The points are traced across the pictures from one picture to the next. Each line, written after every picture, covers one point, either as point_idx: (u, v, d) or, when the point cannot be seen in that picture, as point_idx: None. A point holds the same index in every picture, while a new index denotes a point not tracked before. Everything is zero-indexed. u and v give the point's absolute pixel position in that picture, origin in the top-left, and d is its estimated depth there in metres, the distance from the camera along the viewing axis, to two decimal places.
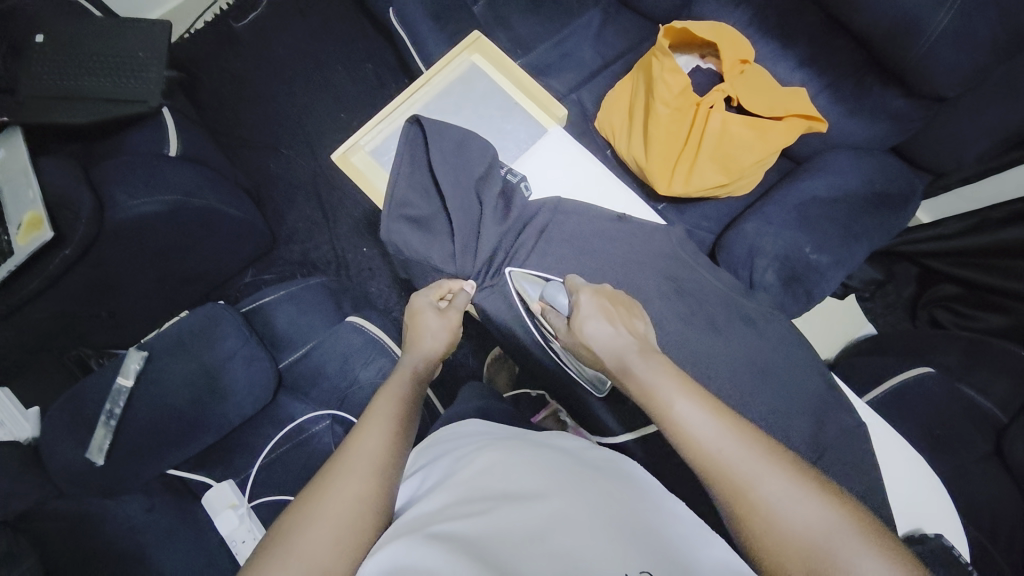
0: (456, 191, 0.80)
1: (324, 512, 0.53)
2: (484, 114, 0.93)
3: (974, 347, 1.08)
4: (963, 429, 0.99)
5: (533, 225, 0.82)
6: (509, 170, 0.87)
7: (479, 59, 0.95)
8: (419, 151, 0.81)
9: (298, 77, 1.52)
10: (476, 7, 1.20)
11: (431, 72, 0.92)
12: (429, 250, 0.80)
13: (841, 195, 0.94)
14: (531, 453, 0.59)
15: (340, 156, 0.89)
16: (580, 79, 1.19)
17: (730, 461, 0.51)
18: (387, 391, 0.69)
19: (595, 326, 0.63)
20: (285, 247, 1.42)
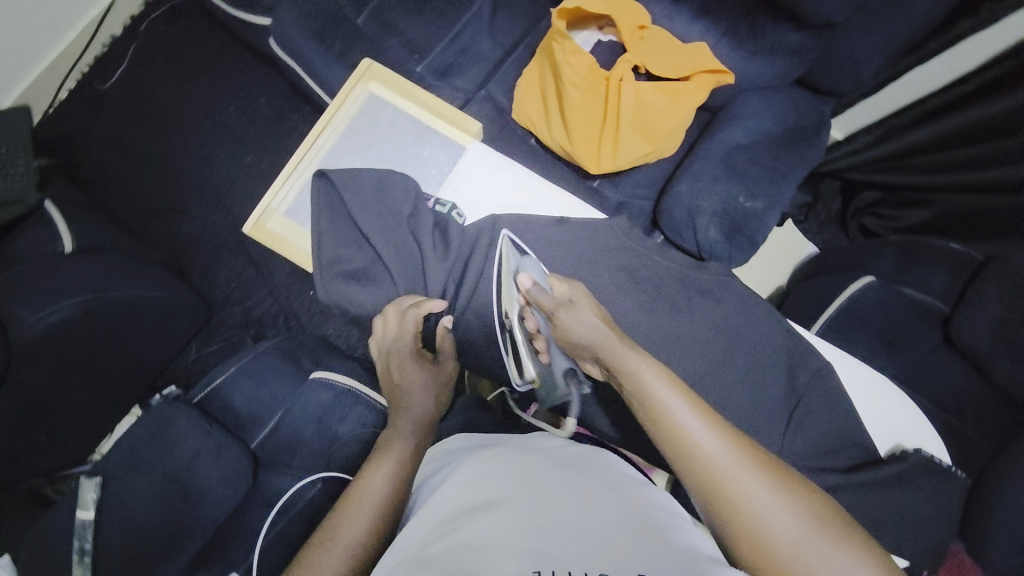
0: (387, 237, 0.78)
1: None
2: (397, 143, 0.88)
3: (907, 247, 1.14)
4: (909, 325, 1.08)
5: (476, 251, 0.78)
6: (438, 199, 0.83)
7: (377, 87, 0.90)
8: (336, 202, 0.79)
9: (189, 127, 1.41)
10: (361, 19, 1.14)
11: (329, 113, 0.87)
12: (372, 302, 0.78)
13: (760, 138, 0.97)
14: (510, 454, 0.57)
15: (254, 226, 0.84)
16: (486, 72, 1.15)
17: (716, 459, 0.52)
18: (379, 466, 0.63)
19: (581, 320, 0.62)
20: (224, 311, 1.33)
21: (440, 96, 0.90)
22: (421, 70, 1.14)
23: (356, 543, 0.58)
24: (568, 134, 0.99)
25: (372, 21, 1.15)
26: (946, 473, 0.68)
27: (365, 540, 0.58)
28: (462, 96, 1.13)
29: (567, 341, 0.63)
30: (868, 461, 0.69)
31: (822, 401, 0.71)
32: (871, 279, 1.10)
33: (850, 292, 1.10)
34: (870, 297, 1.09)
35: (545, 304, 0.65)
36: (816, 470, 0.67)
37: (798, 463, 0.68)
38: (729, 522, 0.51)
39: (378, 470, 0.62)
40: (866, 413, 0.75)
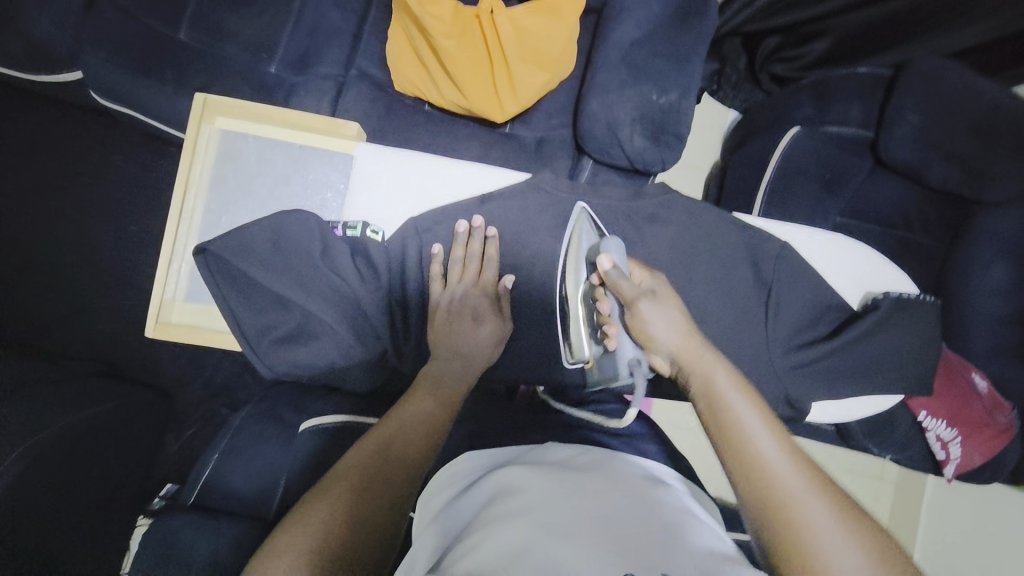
0: (307, 287, 0.70)
1: (299, 525, 0.52)
2: (277, 176, 0.78)
3: (821, 84, 1.13)
4: (843, 160, 1.10)
5: (406, 263, 0.73)
6: (345, 223, 0.73)
7: (226, 122, 0.78)
8: (234, 272, 0.70)
9: (52, 219, 1.22)
10: (183, 34, 0.98)
11: (187, 172, 0.76)
12: (321, 355, 0.72)
13: (653, 26, 0.91)
14: (527, 468, 0.56)
15: (163, 327, 0.75)
16: (348, 48, 1.02)
17: (784, 478, 0.51)
18: (404, 418, 0.62)
19: (664, 313, 0.62)
20: (183, 395, 1.23)
21: (300, 109, 0.79)
22: (276, 69, 0.99)
23: (390, 464, 0.57)
24: (459, 90, 0.91)
25: (197, 31, 0.98)
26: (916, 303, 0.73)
27: (401, 464, 0.58)
28: (333, 82, 1.00)
29: (643, 335, 0.63)
30: (845, 319, 0.73)
31: (788, 278, 0.72)
32: (797, 129, 1.10)
33: (783, 148, 1.10)
34: (803, 146, 1.09)
35: (622, 292, 0.63)
36: (803, 345, 0.72)
37: (786, 344, 0.72)
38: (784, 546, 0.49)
39: (404, 421, 0.62)
40: (830, 276, 0.75)
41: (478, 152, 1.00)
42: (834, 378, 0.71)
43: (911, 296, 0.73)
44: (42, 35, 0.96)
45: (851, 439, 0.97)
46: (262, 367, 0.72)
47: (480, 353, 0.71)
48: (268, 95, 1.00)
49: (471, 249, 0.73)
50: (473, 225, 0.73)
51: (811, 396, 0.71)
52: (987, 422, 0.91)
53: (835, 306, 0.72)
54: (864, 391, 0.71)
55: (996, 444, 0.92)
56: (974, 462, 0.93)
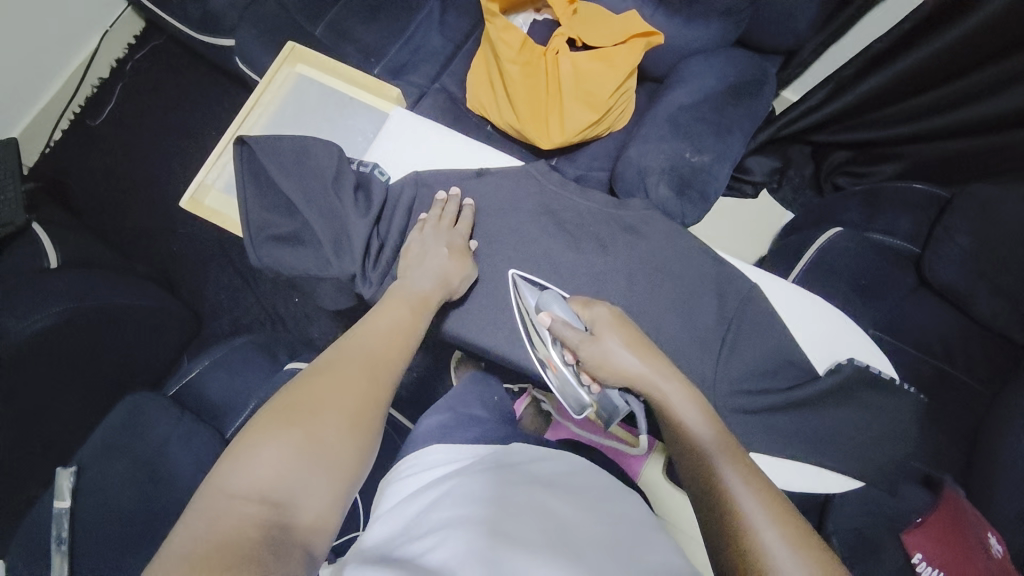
0: (310, 200, 0.77)
1: (330, 398, 0.56)
2: (326, 120, 0.91)
3: (872, 194, 1.13)
4: (882, 270, 1.06)
5: (398, 206, 0.79)
6: (358, 161, 0.81)
7: (304, 68, 0.93)
8: (260, 169, 0.79)
9: (174, 151, 1.48)
10: (317, 30, 1.21)
11: (257, 94, 0.90)
12: (298, 260, 0.77)
13: (702, 97, 0.99)
14: (490, 472, 0.58)
15: (191, 202, 0.87)
16: (438, 67, 1.19)
17: (749, 513, 0.49)
18: (398, 303, 0.69)
19: (615, 350, 0.64)
20: (212, 321, 1.37)
21: (362, 71, 0.93)
22: (377, 71, 1.19)
23: (370, 359, 0.62)
24: (514, 111, 1.02)
25: (328, 32, 1.20)
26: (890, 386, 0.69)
27: (380, 360, 0.62)
28: (417, 91, 1.17)
29: (608, 369, 0.65)
30: (807, 378, 0.71)
31: (753, 320, 0.73)
32: (836, 231, 1.08)
33: (816, 246, 1.08)
34: (840, 246, 1.07)
35: (567, 339, 0.67)
36: (756, 391, 0.70)
37: (735, 385, 0.71)
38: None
39: (399, 311, 0.68)
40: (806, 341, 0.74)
41: None
42: (776, 438, 0.69)
43: (887, 378, 0.69)
44: (218, 10, 1.23)
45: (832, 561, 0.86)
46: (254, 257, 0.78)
47: (444, 291, 0.73)
48: None
49: (447, 212, 0.77)
50: (451, 193, 0.78)
51: (754, 448, 0.69)
52: None
53: (799, 371, 0.71)
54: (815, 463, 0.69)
55: None
56: None
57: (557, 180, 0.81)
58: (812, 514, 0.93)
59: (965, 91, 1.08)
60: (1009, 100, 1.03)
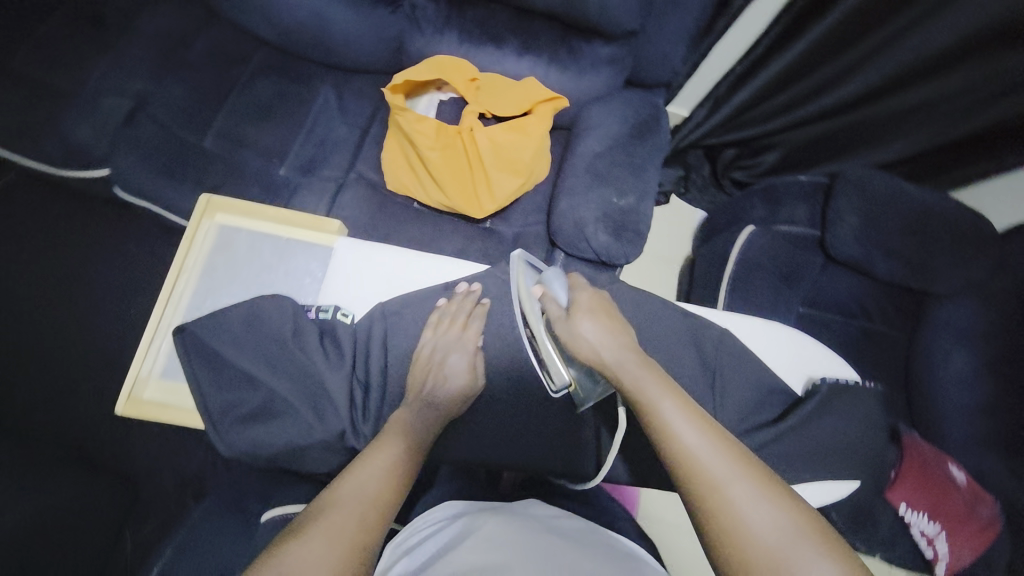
0: (275, 366, 0.73)
1: (326, 527, 0.54)
2: (263, 267, 0.84)
3: (770, 191, 1.26)
4: (796, 255, 1.20)
5: (372, 346, 0.76)
6: (318, 307, 0.77)
7: (224, 217, 0.86)
8: (209, 351, 0.73)
9: (57, 299, 1.29)
10: (207, 142, 1.14)
11: (179, 260, 0.82)
12: (276, 436, 0.71)
13: (612, 142, 1.05)
14: (503, 535, 0.59)
15: (128, 403, 0.76)
16: (349, 155, 1.16)
17: (694, 450, 0.55)
18: (397, 428, 0.67)
19: (586, 325, 0.65)
20: (152, 480, 1.20)
21: (291, 208, 0.88)
22: (285, 171, 1.14)
23: (365, 504, 0.58)
24: (443, 192, 1.03)
25: (220, 139, 1.15)
26: (852, 388, 0.78)
27: (373, 504, 0.58)
28: (333, 183, 1.13)
29: (573, 350, 0.66)
30: (794, 402, 0.77)
31: (731, 361, 0.77)
32: (752, 229, 1.20)
33: (739, 246, 1.20)
34: (757, 244, 1.19)
35: (551, 314, 0.69)
36: (754, 428, 0.75)
37: (737, 426, 0.75)
38: (727, 550, 0.51)
39: (400, 440, 0.65)
40: (772, 360, 0.81)
41: (460, 245, 1.09)
42: (785, 463, 0.73)
43: (848, 382, 0.79)
44: (81, 142, 1.10)
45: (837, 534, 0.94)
46: (221, 447, 0.72)
47: (450, 406, 0.72)
48: (275, 193, 1.12)
49: (462, 306, 0.77)
50: (470, 285, 0.79)
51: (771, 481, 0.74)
52: (969, 516, 0.89)
53: (780, 398, 0.77)
54: (813, 478, 0.73)
55: (982, 540, 0.89)
56: (962, 560, 0.90)
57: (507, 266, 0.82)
58: None
59: (819, 84, 1.23)
60: (861, 82, 1.19)
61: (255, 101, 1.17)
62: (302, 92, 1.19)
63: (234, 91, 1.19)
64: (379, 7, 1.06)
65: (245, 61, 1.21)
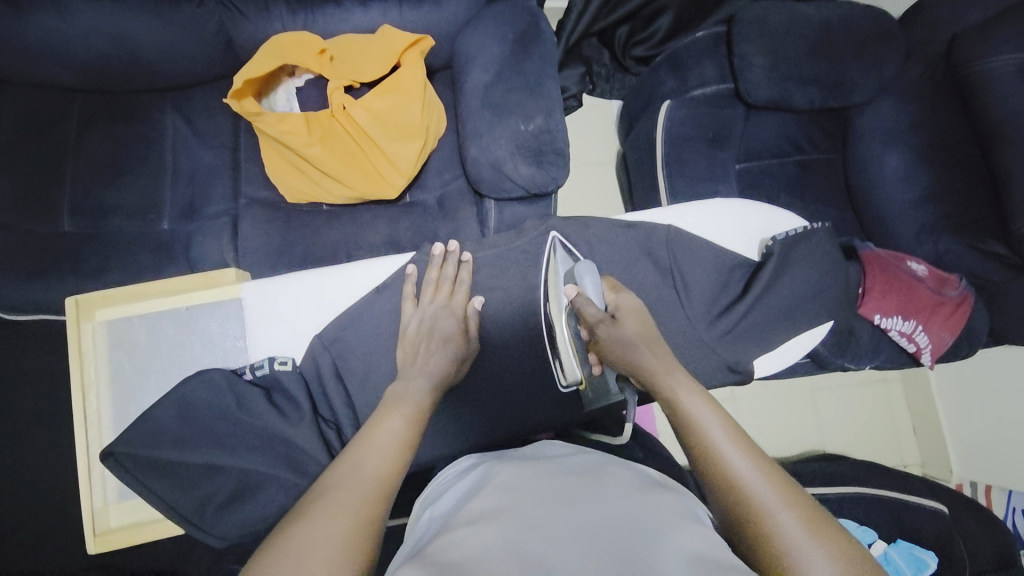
0: (230, 445, 0.68)
1: (323, 510, 0.48)
2: (174, 348, 0.77)
3: (674, 58, 1.20)
4: (718, 114, 1.16)
5: (325, 382, 0.72)
6: (251, 365, 0.72)
7: (104, 313, 0.77)
8: (153, 458, 0.66)
9: None
10: (68, 223, 1.00)
11: (78, 378, 0.75)
12: (266, 509, 0.67)
13: (498, 65, 0.96)
14: (523, 471, 0.56)
15: (99, 537, 0.72)
16: (230, 180, 1.04)
17: (746, 480, 0.51)
18: (394, 404, 0.61)
19: (627, 338, 0.63)
20: None
21: (175, 275, 0.81)
22: (170, 225, 1.03)
23: (367, 481, 0.52)
24: (346, 185, 0.93)
25: (80, 217, 1.01)
26: (806, 236, 0.80)
27: (378, 478, 0.52)
28: (227, 217, 1.02)
29: (616, 358, 0.64)
30: (752, 271, 0.79)
31: (685, 255, 0.77)
32: (668, 103, 1.16)
33: (662, 124, 1.16)
34: (678, 117, 1.15)
35: (587, 316, 0.67)
36: (725, 309, 0.76)
37: (708, 316, 0.76)
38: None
39: (395, 414, 0.59)
40: (722, 238, 0.81)
41: (387, 230, 1.02)
42: (763, 328, 0.76)
43: (803, 230, 0.80)
44: None
45: (828, 363, 0.99)
46: (214, 540, 0.68)
47: (447, 371, 0.68)
48: (168, 250, 1.01)
49: (445, 271, 0.76)
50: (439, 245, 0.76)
51: (751, 352, 0.76)
52: (939, 301, 0.96)
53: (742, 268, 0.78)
54: (791, 329, 0.77)
55: (958, 318, 0.97)
56: (944, 341, 0.98)
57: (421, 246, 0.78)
58: None
59: None
60: None
61: (98, 160, 1.02)
62: (149, 131, 1.04)
63: (70, 157, 1.02)
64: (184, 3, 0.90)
65: (63, 118, 1.03)
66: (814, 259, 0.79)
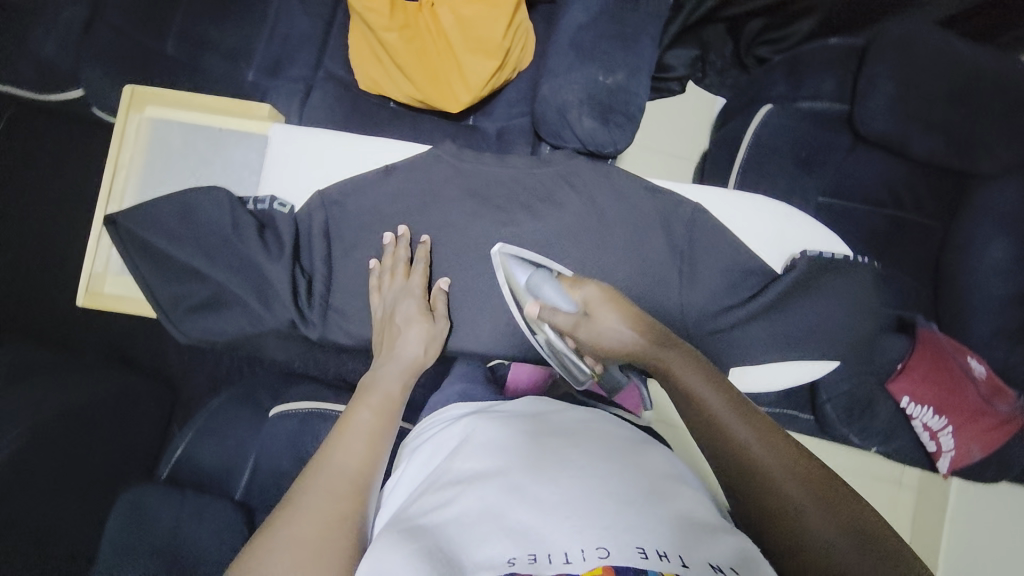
0: (214, 258, 0.74)
1: (303, 511, 0.52)
2: (203, 161, 0.85)
3: (794, 62, 1.09)
4: (820, 136, 1.06)
5: (314, 236, 0.76)
6: (255, 198, 0.77)
7: (154, 111, 0.86)
8: (147, 244, 0.74)
9: (65, 223, 1.32)
10: (169, 46, 1.08)
11: (115, 155, 0.84)
12: (230, 325, 0.75)
13: (600, 8, 0.91)
14: (501, 425, 0.56)
15: (90, 296, 0.82)
16: (317, 51, 1.08)
17: (748, 450, 0.52)
18: (363, 400, 0.66)
19: (608, 322, 0.64)
20: (184, 386, 1.30)
21: (219, 95, 0.88)
22: (254, 75, 1.08)
23: (343, 479, 0.56)
24: (411, 81, 0.93)
25: (182, 44, 1.08)
26: (842, 265, 0.74)
27: (349, 476, 0.56)
28: (302, 85, 1.06)
29: (604, 350, 0.66)
30: (768, 282, 0.75)
31: (701, 241, 0.76)
32: (770, 106, 1.05)
33: (754, 128, 1.06)
34: (775, 126, 1.05)
35: (560, 325, 0.66)
36: (724, 310, 0.75)
37: (703, 310, 0.75)
38: (784, 539, 0.48)
39: (362, 411, 0.64)
40: (749, 240, 0.78)
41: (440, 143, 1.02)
42: (752, 343, 0.75)
43: (841, 259, 0.75)
44: (49, 58, 1.07)
45: (833, 429, 0.93)
46: (178, 333, 0.77)
47: (416, 354, 0.72)
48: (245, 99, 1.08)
49: (399, 254, 0.75)
50: (397, 234, 0.76)
51: (733, 360, 0.76)
52: (982, 411, 0.86)
53: (757, 277, 0.75)
54: (785, 359, 0.75)
55: (996, 436, 0.86)
56: (970, 455, 0.88)
57: (447, 148, 0.78)
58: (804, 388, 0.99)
59: None
60: None
61: None
62: None
63: None
64: None
65: None
66: (840, 293, 0.75)
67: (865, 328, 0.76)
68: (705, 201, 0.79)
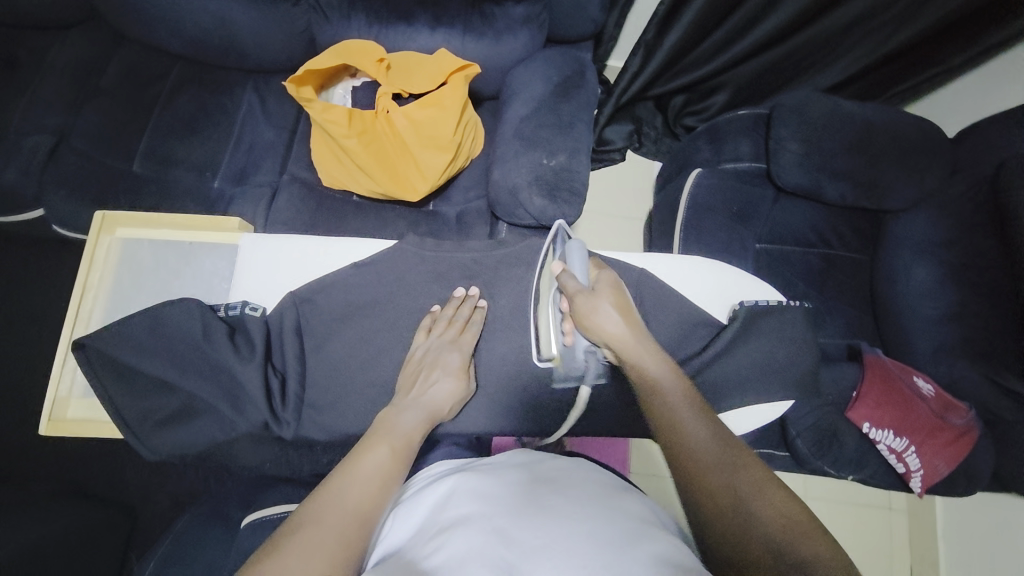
0: (185, 369, 0.75)
1: (297, 550, 0.49)
2: (173, 274, 0.88)
3: (713, 130, 1.23)
4: (747, 191, 1.17)
5: (284, 336, 0.78)
6: (226, 305, 0.78)
7: (123, 231, 0.89)
8: (116, 364, 0.74)
9: (21, 343, 1.29)
10: (136, 164, 1.13)
11: (83, 278, 0.85)
12: (201, 435, 0.74)
13: (537, 102, 1.03)
14: (490, 475, 0.57)
15: (52, 425, 0.79)
16: (281, 157, 1.16)
17: (705, 455, 0.56)
18: (382, 437, 0.64)
19: (604, 310, 0.69)
20: (147, 507, 1.21)
21: (188, 212, 0.91)
22: (219, 183, 1.14)
23: (346, 518, 0.53)
24: (372, 179, 1.01)
25: (148, 162, 1.13)
26: (778, 309, 0.83)
27: (356, 513, 0.54)
28: (269, 188, 1.12)
29: (587, 324, 0.70)
30: (716, 332, 0.81)
31: (650, 301, 0.81)
32: (699, 171, 1.17)
33: (687, 191, 1.15)
34: (706, 187, 1.15)
35: (568, 288, 0.72)
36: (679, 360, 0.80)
37: None
38: (730, 531, 0.51)
39: (381, 445, 0.62)
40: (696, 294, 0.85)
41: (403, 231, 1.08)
42: (714, 391, 0.79)
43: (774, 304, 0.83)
44: (11, 184, 1.09)
45: (808, 463, 0.99)
46: (145, 451, 0.74)
47: (442, 404, 0.72)
48: (211, 206, 1.13)
49: (462, 311, 0.80)
50: (470, 294, 0.81)
51: None
52: (939, 426, 0.92)
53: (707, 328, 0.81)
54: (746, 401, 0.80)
55: (958, 449, 0.92)
56: (938, 471, 0.93)
57: (410, 238, 0.83)
58: (776, 424, 1.03)
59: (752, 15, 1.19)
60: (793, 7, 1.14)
61: (178, 117, 1.16)
62: (226, 103, 1.18)
63: (157, 109, 1.17)
64: (282, 3, 1.05)
65: (162, 78, 1.19)
66: (783, 332, 0.82)
67: (810, 365, 0.83)
68: (653, 263, 0.85)
